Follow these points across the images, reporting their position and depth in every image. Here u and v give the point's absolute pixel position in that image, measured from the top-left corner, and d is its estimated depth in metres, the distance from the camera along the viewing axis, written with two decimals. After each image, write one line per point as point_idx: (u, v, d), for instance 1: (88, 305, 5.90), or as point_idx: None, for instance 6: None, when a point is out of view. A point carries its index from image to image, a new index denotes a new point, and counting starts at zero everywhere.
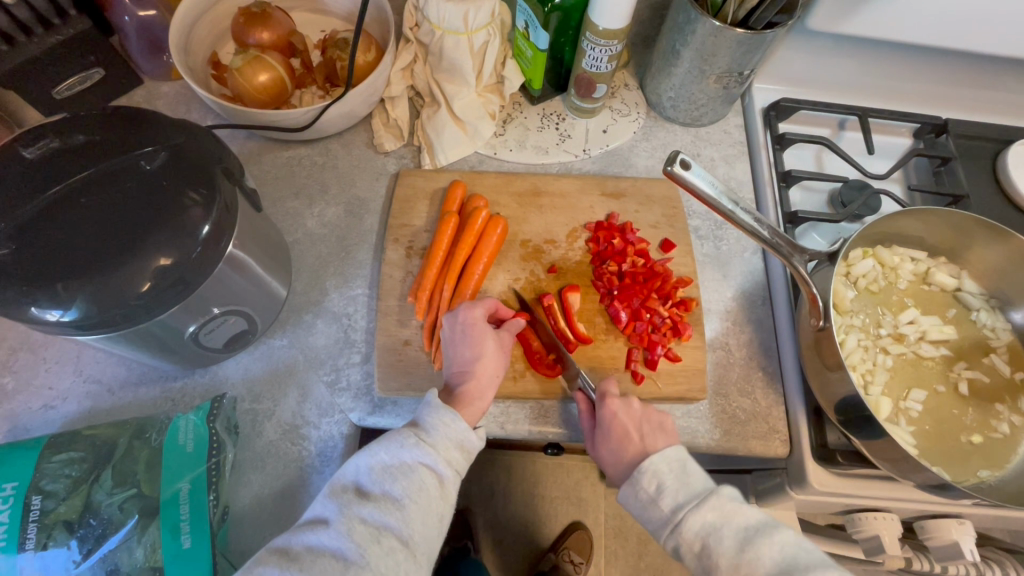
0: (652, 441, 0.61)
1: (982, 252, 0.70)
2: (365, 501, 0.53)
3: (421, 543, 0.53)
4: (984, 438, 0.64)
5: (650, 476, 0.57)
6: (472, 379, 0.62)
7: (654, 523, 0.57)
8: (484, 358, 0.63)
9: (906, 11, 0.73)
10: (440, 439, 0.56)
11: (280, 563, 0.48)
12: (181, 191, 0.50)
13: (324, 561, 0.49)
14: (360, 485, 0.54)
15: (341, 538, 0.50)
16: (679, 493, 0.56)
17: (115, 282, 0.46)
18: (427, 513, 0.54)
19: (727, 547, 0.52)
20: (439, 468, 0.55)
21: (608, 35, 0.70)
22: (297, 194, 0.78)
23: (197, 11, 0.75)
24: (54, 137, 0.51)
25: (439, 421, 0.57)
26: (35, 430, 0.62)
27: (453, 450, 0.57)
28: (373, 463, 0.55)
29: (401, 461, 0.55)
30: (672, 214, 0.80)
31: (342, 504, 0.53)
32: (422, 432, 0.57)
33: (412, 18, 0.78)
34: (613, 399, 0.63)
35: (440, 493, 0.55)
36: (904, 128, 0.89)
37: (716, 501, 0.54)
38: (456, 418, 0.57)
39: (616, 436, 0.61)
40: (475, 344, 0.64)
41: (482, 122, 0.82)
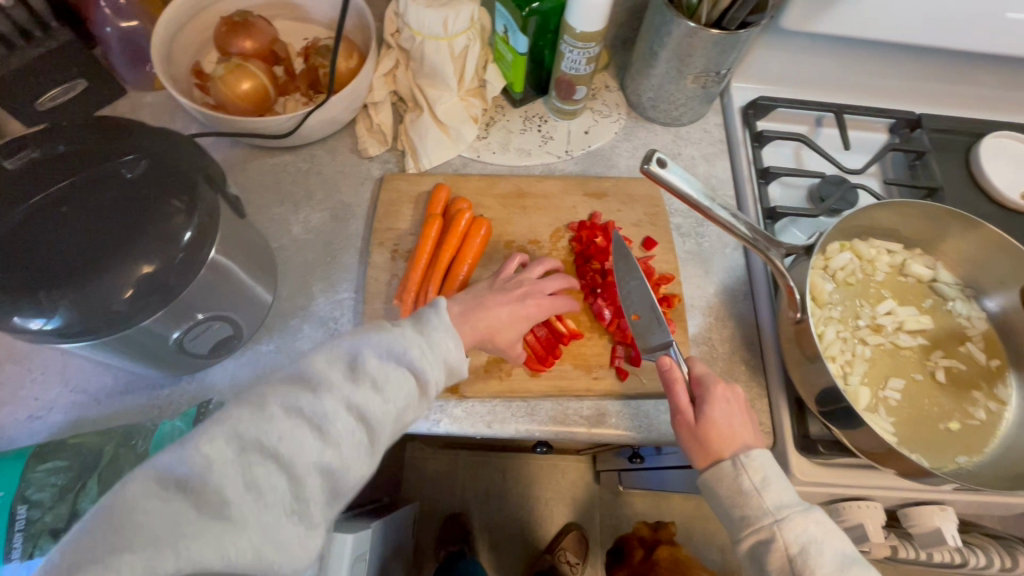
0: (750, 433, 0.58)
1: (955, 243, 0.72)
2: (354, 383, 0.51)
3: (383, 446, 0.52)
4: (961, 425, 0.65)
5: (759, 464, 0.55)
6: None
7: (746, 514, 0.54)
8: (470, 336, 0.64)
9: (875, 9, 0.74)
10: (436, 357, 0.55)
11: (256, 414, 0.47)
12: (163, 199, 0.51)
13: (299, 427, 0.47)
14: (350, 368, 0.52)
15: (323, 412, 0.48)
16: (784, 493, 0.54)
17: (97, 291, 0.47)
18: (401, 416, 0.53)
19: (826, 563, 0.50)
20: (426, 383, 0.54)
21: (585, 38, 0.71)
22: (282, 200, 0.79)
23: (179, 21, 0.76)
24: (35, 148, 0.52)
25: (442, 341, 0.55)
26: (21, 441, 0.62)
27: (441, 370, 0.55)
28: (371, 351, 0.53)
29: (396, 362, 0.53)
30: (653, 213, 0.81)
31: (329, 372, 0.51)
32: (423, 344, 0.55)
33: (392, 25, 0.79)
34: (722, 383, 0.61)
35: (417, 404, 0.54)
36: (880, 124, 0.91)
37: (818, 514, 0.52)
38: (457, 345, 0.56)
39: (724, 421, 0.58)
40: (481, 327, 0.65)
41: (465, 126, 0.83)
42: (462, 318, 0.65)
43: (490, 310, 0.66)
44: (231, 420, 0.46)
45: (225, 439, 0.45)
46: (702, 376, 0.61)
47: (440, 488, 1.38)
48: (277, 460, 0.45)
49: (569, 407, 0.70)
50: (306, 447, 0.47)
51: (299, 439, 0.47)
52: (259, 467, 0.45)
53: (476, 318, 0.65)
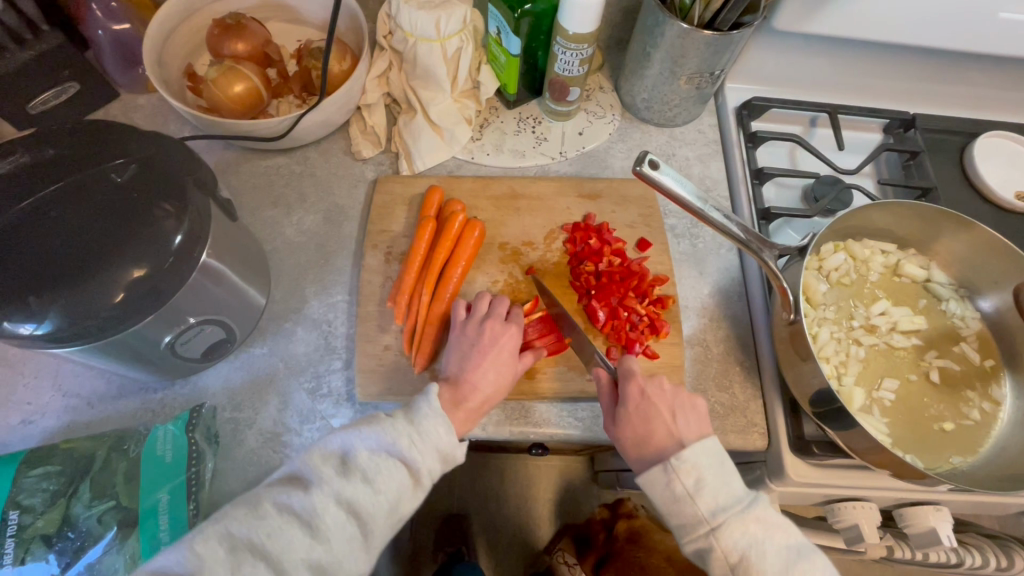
0: (681, 426, 0.59)
1: (949, 243, 0.72)
2: (343, 479, 0.52)
3: (376, 537, 0.53)
4: (955, 425, 0.65)
5: (690, 468, 0.56)
6: (477, 401, 0.61)
7: (684, 522, 0.56)
8: (496, 383, 0.63)
9: (868, 9, 0.74)
10: (429, 446, 0.55)
11: (248, 517, 0.49)
12: (153, 203, 0.50)
13: (289, 528, 0.49)
14: (342, 464, 0.53)
15: (311, 512, 0.50)
16: (721, 496, 0.55)
17: (87, 296, 0.47)
18: (394, 508, 0.53)
19: (769, 563, 0.52)
20: (418, 472, 0.54)
21: (578, 39, 0.71)
22: (276, 203, 0.79)
23: (171, 23, 0.75)
24: (23, 152, 0.51)
25: (433, 426, 0.55)
26: (13, 445, 0.62)
27: (436, 460, 0.55)
28: (362, 445, 0.54)
29: (388, 454, 0.54)
30: (647, 214, 0.81)
31: (322, 475, 0.52)
32: (415, 433, 0.55)
33: (385, 26, 0.79)
34: (639, 377, 0.63)
35: (411, 495, 0.54)
36: (874, 124, 0.91)
37: (758, 511, 0.55)
38: (449, 430, 0.56)
39: (637, 417, 0.60)
40: (498, 369, 0.63)
41: (459, 127, 0.83)
42: (477, 368, 0.63)
43: (499, 347, 0.64)
44: (224, 520, 0.49)
45: (216, 538, 0.47)
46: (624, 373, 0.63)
47: (438, 490, 1.38)
48: (266, 558, 0.47)
49: (563, 409, 0.70)
50: (296, 549, 0.48)
51: (288, 538, 0.48)
52: (248, 568, 0.46)
53: (493, 362, 0.63)
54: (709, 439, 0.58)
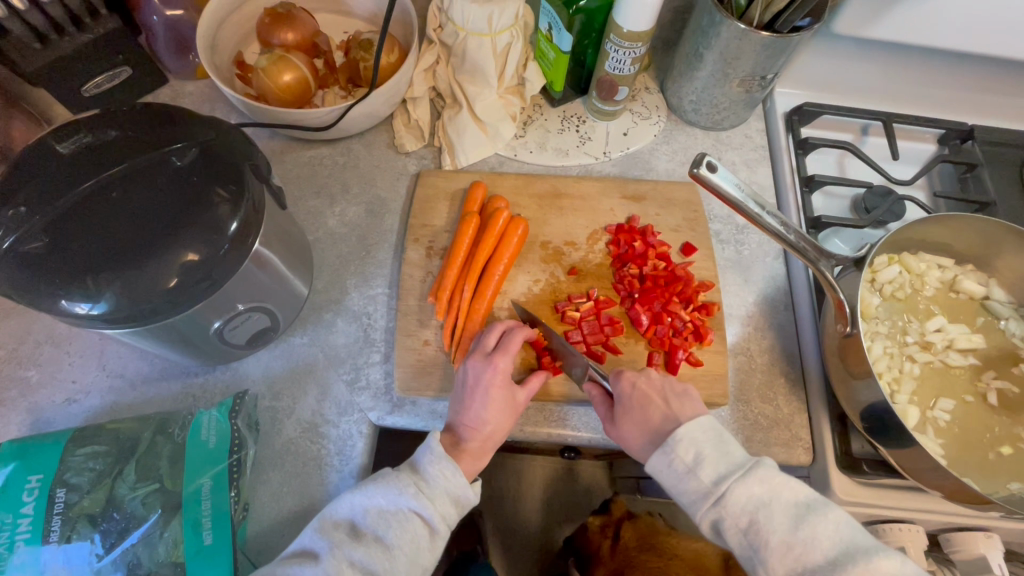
0: (676, 408, 0.60)
1: (1011, 259, 0.69)
2: (355, 541, 0.53)
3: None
4: (1015, 449, 0.63)
5: (687, 445, 0.56)
6: (479, 442, 0.60)
7: (693, 497, 0.55)
8: (494, 422, 0.60)
9: (933, 16, 0.72)
10: (440, 493, 0.56)
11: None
12: (210, 188, 0.50)
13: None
14: (353, 524, 0.54)
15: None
16: (721, 465, 0.54)
17: (144, 278, 0.47)
18: (414, 563, 0.54)
19: (779, 523, 0.51)
20: (432, 520, 0.55)
21: (632, 38, 0.70)
22: (318, 193, 0.79)
23: (224, 12, 0.76)
24: (87, 132, 0.52)
25: (440, 472, 0.56)
26: (58, 424, 0.62)
27: (450, 505, 0.56)
28: (369, 505, 0.55)
29: (398, 509, 0.54)
30: (692, 218, 0.79)
31: (333, 542, 0.52)
32: (422, 481, 0.56)
33: (435, 20, 0.78)
34: (628, 373, 0.62)
35: (430, 546, 0.55)
36: (929, 134, 0.88)
37: (761, 473, 0.53)
38: (457, 474, 0.57)
39: (633, 407, 0.60)
40: (492, 407, 0.61)
41: (503, 124, 0.82)
42: (467, 411, 0.61)
43: (483, 385, 0.61)
44: None
45: None
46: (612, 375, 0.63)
47: None
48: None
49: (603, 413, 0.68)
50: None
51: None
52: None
53: (483, 405, 0.61)
54: (705, 418, 0.58)
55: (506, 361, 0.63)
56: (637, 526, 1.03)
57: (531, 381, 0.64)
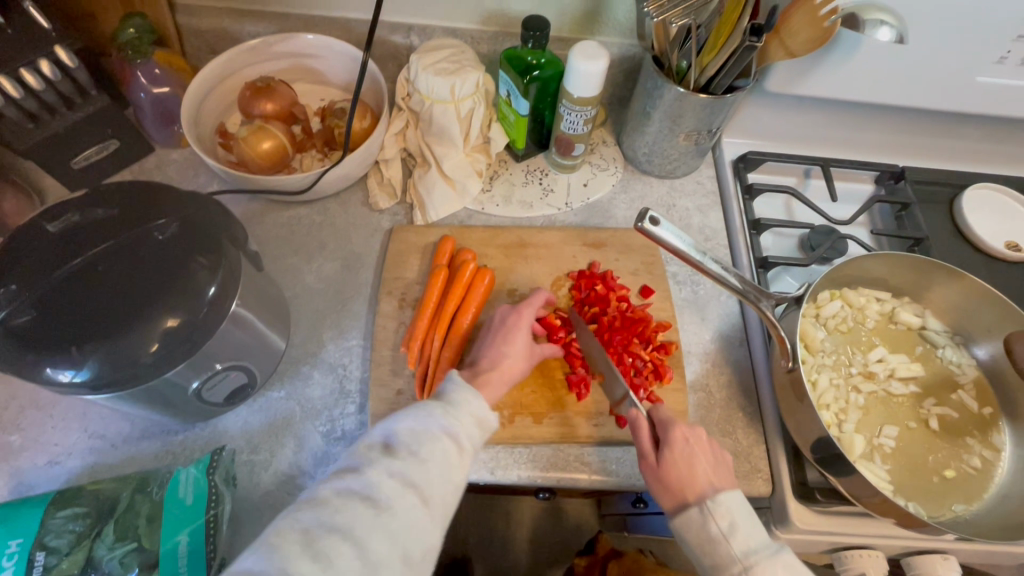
0: (716, 474, 0.61)
1: (941, 291, 0.75)
2: (391, 456, 0.53)
3: (439, 503, 0.52)
4: (957, 472, 0.67)
5: (725, 511, 0.58)
6: (495, 370, 0.67)
7: (717, 561, 0.57)
8: (511, 357, 0.68)
9: (853, 74, 0.80)
10: (464, 413, 0.58)
11: (312, 507, 0.48)
12: (190, 257, 0.55)
13: (353, 505, 0.48)
14: (386, 444, 0.54)
15: (370, 486, 0.50)
16: (752, 539, 0.57)
17: (126, 346, 0.50)
18: (449, 477, 0.54)
19: None
20: (459, 437, 0.56)
21: (582, 102, 0.77)
22: (296, 251, 0.83)
23: (206, 88, 0.82)
24: (75, 212, 0.56)
25: (463, 397, 0.59)
26: (39, 487, 0.64)
27: (473, 427, 0.58)
28: (401, 425, 0.55)
29: (429, 427, 0.55)
30: (650, 262, 0.84)
31: (370, 458, 0.53)
32: (447, 405, 0.58)
33: (404, 89, 0.85)
34: (682, 425, 0.64)
35: (460, 462, 0.55)
36: (865, 175, 0.95)
37: (787, 559, 0.57)
38: (478, 398, 0.60)
39: (685, 465, 0.61)
40: (513, 346, 0.69)
41: (470, 180, 0.88)
42: (491, 348, 0.70)
43: (509, 328, 0.71)
44: (288, 516, 0.48)
45: (289, 530, 0.46)
46: (664, 421, 0.65)
47: None
48: (338, 536, 0.46)
49: (571, 453, 0.71)
50: (364, 521, 0.47)
51: (357, 515, 0.48)
52: (322, 542, 0.45)
53: (504, 342, 0.70)
54: (736, 492, 0.60)
55: (530, 310, 0.73)
56: (623, 564, 1.06)
57: (546, 345, 0.74)
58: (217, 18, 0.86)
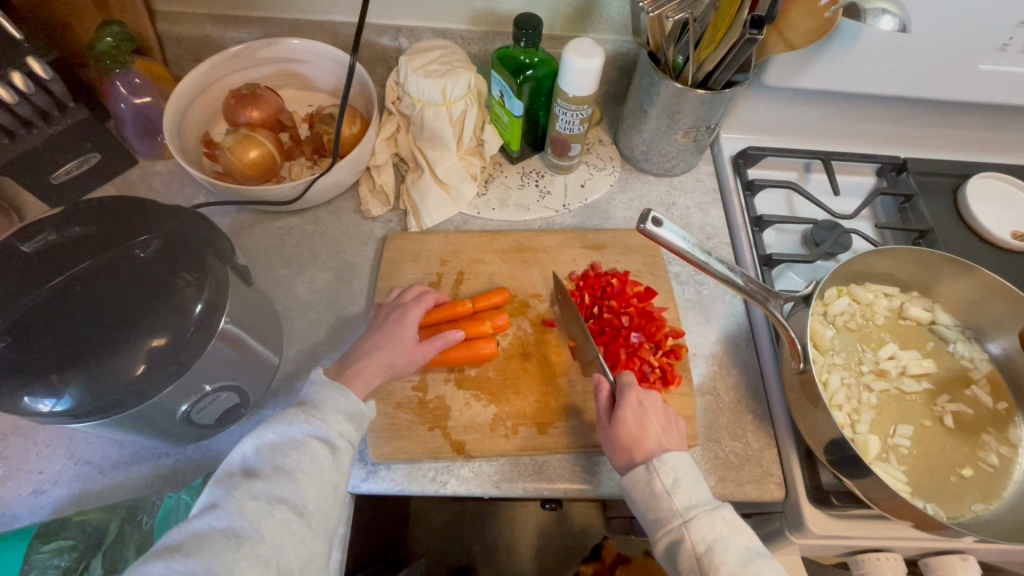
0: (666, 438, 0.62)
1: (950, 285, 0.73)
2: (252, 478, 0.52)
3: (315, 512, 0.54)
4: (975, 471, 0.65)
5: (671, 468, 0.58)
6: (365, 362, 0.65)
7: (660, 516, 0.57)
8: (386, 349, 0.66)
9: (852, 66, 0.78)
10: (331, 411, 0.58)
11: (164, 557, 0.45)
12: (174, 274, 0.52)
13: (212, 541, 0.47)
14: (246, 467, 0.54)
15: (230, 516, 0.49)
16: (694, 494, 0.58)
17: (110, 371, 0.48)
18: (321, 482, 0.55)
19: (730, 557, 0.54)
20: (331, 439, 0.57)
21: (577, 101, 0.75)
22: (287, 262, 0.80)
23: (189, 97, 0.79)
24: (52, 231, 0.53)
25: (328, 395, 0.59)
26: (23, 518, 0.61)
27: (344, 422, 0.59)
28: (261, 445, 0.55)
29: (291, 438, 0.55)
30: (652, 263, 0.83)
31: (229, 487, 0.51)
32: (311, 408, 0.58)
33: (394, 93, 0.83)
34: (639, 389, 0.64)
35: (334, 462, 0.56)
36: (866, 168, 0.93)
37: (725, 513, 0.57)
38: (346, 394, 0.60)
39: (635, 425, 0.62)
40: (388, 337, 0.67)
41: (464, 184, 0.85)
42: (367, 338, 0.68)
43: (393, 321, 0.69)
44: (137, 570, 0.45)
45: None
46: (624, 385, 0.65)
47: (448, 541, 1.34)
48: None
49: (577, 462, 0.69)
50: (227, 555, 0.46)
51: (218, 550, 0.46)
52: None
53: (386, 337, 0.67)
54: (683, 455, 0.61)
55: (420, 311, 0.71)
56: (632, 570, 1.05)
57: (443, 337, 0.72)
58: (199, 24, 0.83)
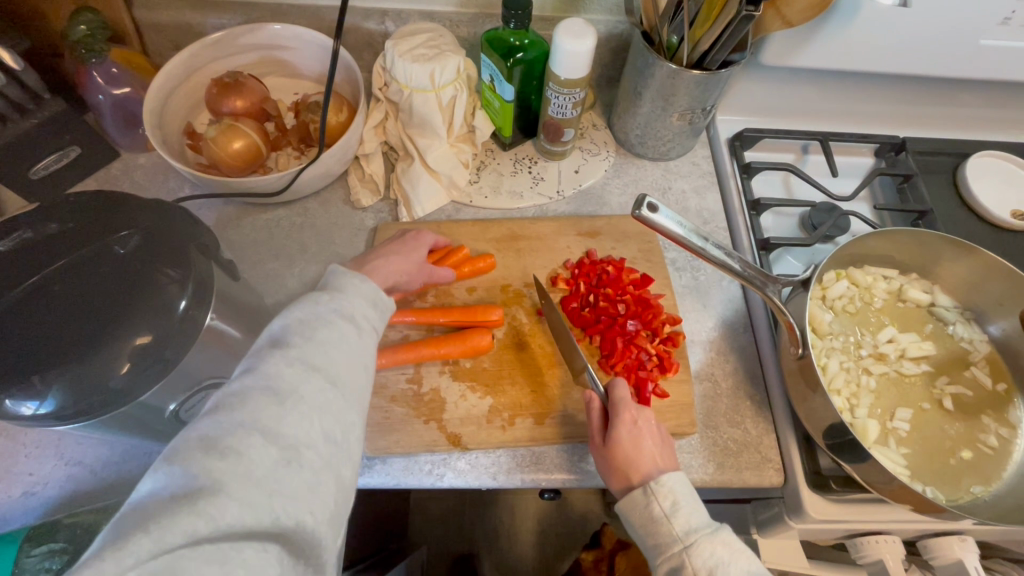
0: (661, 458, 0.61)
1: (950, 266, 0.72)
2: (285, 345, 0.48)
3: (350, 381, 0.49)
4: (975, 453, 0.65)
5: (668, 490, 0.57)
6: (379, 267, 0.67)
7: (659, 541, 0.57)
8: (396, 260, 0.69)
9: (851, 43, 0.76)
10: (354, 296, 0.55)
11: (204, 418, 0.42)
12: (157, 270, 0.51)
13: (252, 399, 0.43)
14: (274, 339, 0.49)
15: (268, 378, 0.45)
16: (694, 517, 0.56)
17: (92, 371, 0.47)
18: (351, 356, 0.50)
19: None
20: (355, 318, 0.54)
21: (569, 84, 0.73)
22: (277, 255, 0.79)
23: (169, 87, 0.77)
24: (27, 228, 0.52)
25: (350, 282, 0.56)
26: (15, 520, 0.60)
27: (367, 307, 0.56)
28: (289, 319, 0.50)
29: (319, 314, 0.51)
30: (648, 249, 0.81)
31: (260, 355, 0.47)
32: (335, 292, 0.55)
33: (380, 78, 0.80)
34: (633, 407, 0.63)
35: (361, 341, 0.53)
36: (865, 148, 0.92)
37: (726, 536, 0.55)
38: (364, 281, 0.58)
39: (630, 444, 0.61)
40: (398, 252, 0.70)
41: (456, 172, 0.84)
42: (377, 252, 0.70)
43: (400, 241, 0.72)
44: (185, 433, 0.41)
45: (182, 446, 0.39)
46: (615, 402, 0.63)
47: (448, 530, 1.35)
48: (247, 430, 0.41)
49: (575, 452, 0.68)
50: (271, 412, 0.43)
51: (260, 407, 0.43)
52: (227, 444, 0.40)
53: (395, 251, 0.70)
54: (678, 473, 0.60)
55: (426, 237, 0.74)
56: (632, 556, 1.05)
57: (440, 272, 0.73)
58: (177, 10, 0.80)
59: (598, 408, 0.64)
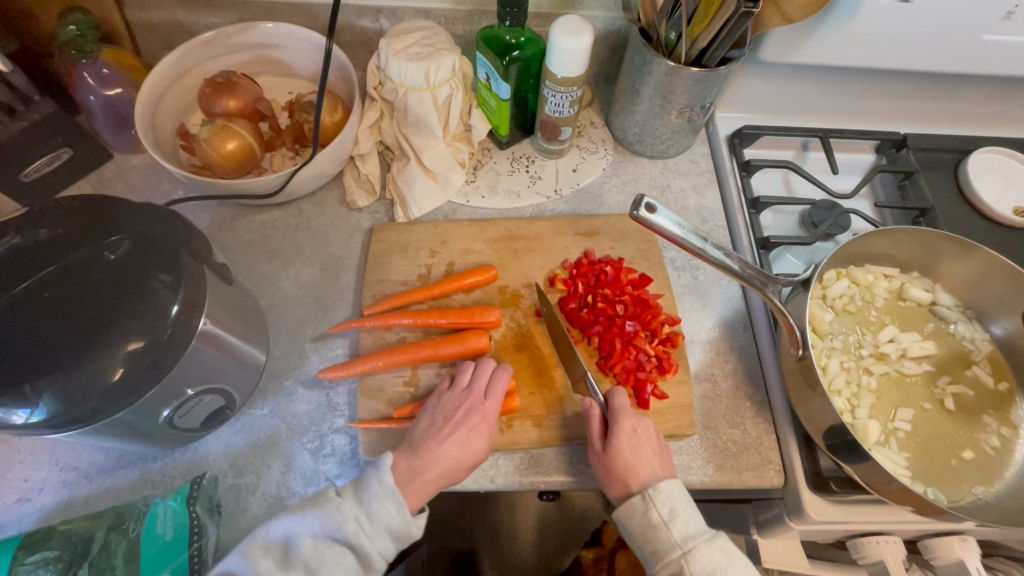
0: (659, 467, 0.61)
1: (952, 265, 0.72)
2: (285, 570, 0.53)
3: None
4: (977, 453, 0.64)
5: (666, 497, 0.58)
6: (432, 470, 0.59)
7: (657, 548, 0.57)
8: (452, 447, 0.60)
9: (850, 40, 0.75)
10: (379, 527, 0.56)
11: None
12: (148, 275, 0.50)
13: None
14: (282, 551, 0.54)
15: None
16: (691, 523, 0.57)
17: (84, 378, 0.46)
18: None
19: None
20: (367, 553, 0.55)
21: (566, 83, 0.72)
22: (272, 257, 0.78)
23: (161, 87, 0.76)
24: (16, 233, 0.51)
25: (384, 507, 0.56)
26: (8, 527, 0.60)
27: (388, 541, 0.56)
28: (304, 535, 0.54)
29: (333, 543, 0.54)
30: (646, 248, 0.81)
31: (259, 569, 0.52)
32: (363, 513, 0.56)
33: (375, 78, 0.80)
34: (633, 415, 0.63)
35: None
36: (866, 145, 0.91)
37: (722, 542, 0.57)
38: (401, 509, 0.56)
39: (630, 453, 0.60)
40: (461, 436, 0.61)
41: (453, 172, 0.83)
42: (436, 435, 0.61)
43: (468, 413, 0.62)
44: None
45: None
46: (616, 411, 0.63)
47: (448, 528, 1.35)
48: None
49: (575, 455, 0.68)
50: None
51: None
52: None
53: (457, 435, 0.61)
54: (674, 482, 0.60)
55: (495, 403, 0.63)
56: (632, 555, 1.05)
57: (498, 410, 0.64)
58: (169, 9, 0.79)
59: (597, 417, 0.63)
